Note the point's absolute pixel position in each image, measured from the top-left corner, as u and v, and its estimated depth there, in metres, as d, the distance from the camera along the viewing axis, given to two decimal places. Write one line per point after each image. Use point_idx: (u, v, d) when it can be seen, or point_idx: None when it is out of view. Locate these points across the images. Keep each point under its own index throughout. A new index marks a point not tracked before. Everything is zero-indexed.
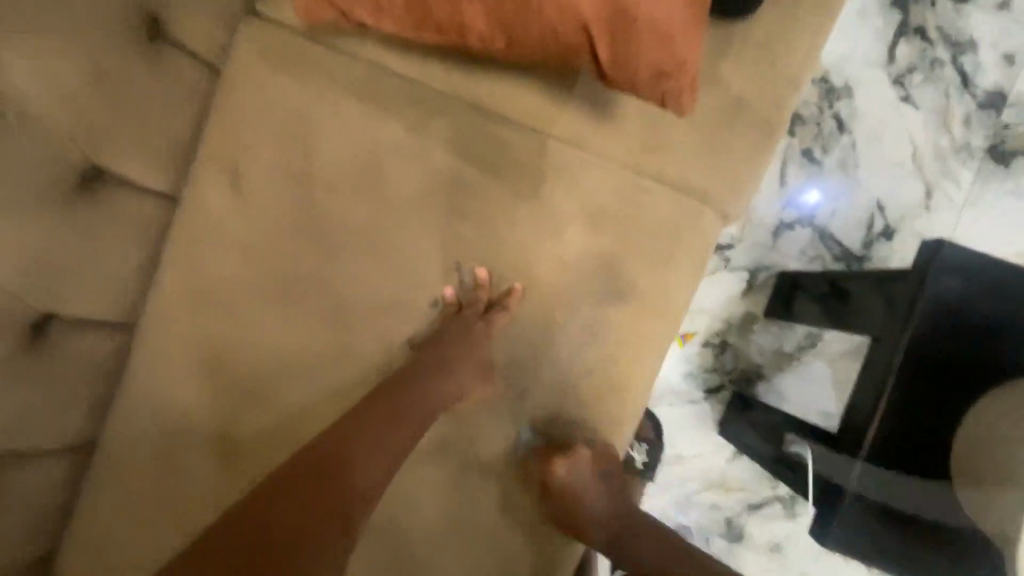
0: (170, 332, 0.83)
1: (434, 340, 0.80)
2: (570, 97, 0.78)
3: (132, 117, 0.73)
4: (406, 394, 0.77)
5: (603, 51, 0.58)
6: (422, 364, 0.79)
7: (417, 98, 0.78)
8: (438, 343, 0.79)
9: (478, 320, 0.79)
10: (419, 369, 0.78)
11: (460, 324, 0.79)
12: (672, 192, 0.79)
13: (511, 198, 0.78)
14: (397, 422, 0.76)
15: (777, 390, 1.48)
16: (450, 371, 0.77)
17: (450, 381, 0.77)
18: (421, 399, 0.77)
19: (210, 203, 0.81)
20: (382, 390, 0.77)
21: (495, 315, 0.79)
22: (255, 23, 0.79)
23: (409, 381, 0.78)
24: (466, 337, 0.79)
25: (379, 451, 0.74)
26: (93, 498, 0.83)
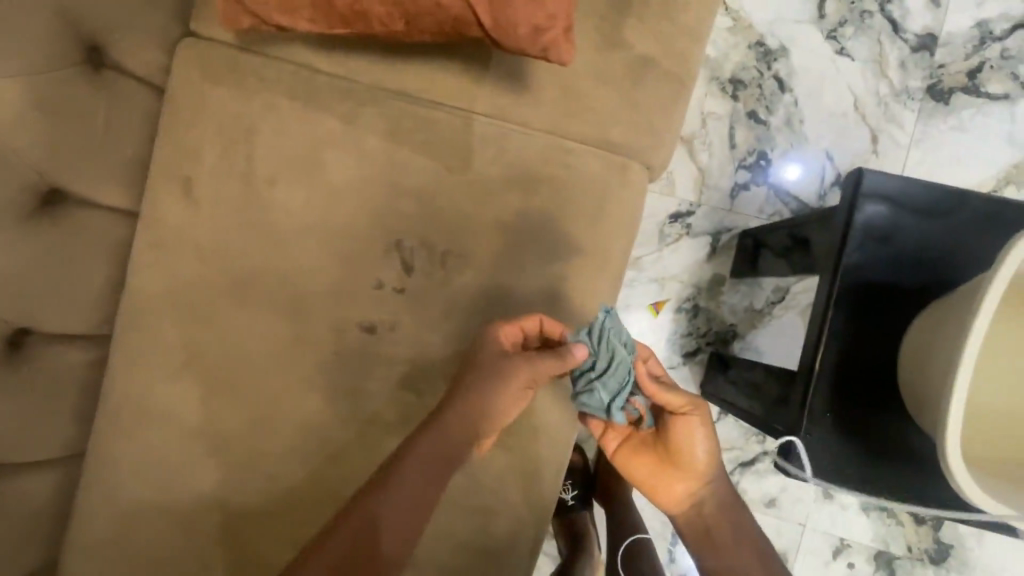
0: (138, 338, 0.87)
1: (484, 376, 0.77)
2: (488, 74, 0.84)
3: (82, 137, 0.78)
4: (462, 430, 0.78)
5: (487, 19, 0.62)
6: (477, 400, 0.77)
7: (346, 92, 0.84)
8: (490, 379, 0.77)
9: (537, 362, 0.77)
10: (472, 409, 0.77)
11: (516, 366, 0.77)
12: (595, 151, 0.84)
13: (444, 173, 0.84)
14: (443, 455, 0.77)
15: (754, 346, 1.51)
16: (502, 403, 0.79)
17: (508, 411, 0.80)
18: (460, 422, 0.77)
19: (164, 210, 0.85)
20: (436, 426, 0.77)
21: (558, 368, 0.75)
22: (188, 40, 0.85)
23: (465, 420, 0.77)
24: (522, 377, 0.77)
25: (420, 482, 0.75)
26: (86, 500, 0.88)
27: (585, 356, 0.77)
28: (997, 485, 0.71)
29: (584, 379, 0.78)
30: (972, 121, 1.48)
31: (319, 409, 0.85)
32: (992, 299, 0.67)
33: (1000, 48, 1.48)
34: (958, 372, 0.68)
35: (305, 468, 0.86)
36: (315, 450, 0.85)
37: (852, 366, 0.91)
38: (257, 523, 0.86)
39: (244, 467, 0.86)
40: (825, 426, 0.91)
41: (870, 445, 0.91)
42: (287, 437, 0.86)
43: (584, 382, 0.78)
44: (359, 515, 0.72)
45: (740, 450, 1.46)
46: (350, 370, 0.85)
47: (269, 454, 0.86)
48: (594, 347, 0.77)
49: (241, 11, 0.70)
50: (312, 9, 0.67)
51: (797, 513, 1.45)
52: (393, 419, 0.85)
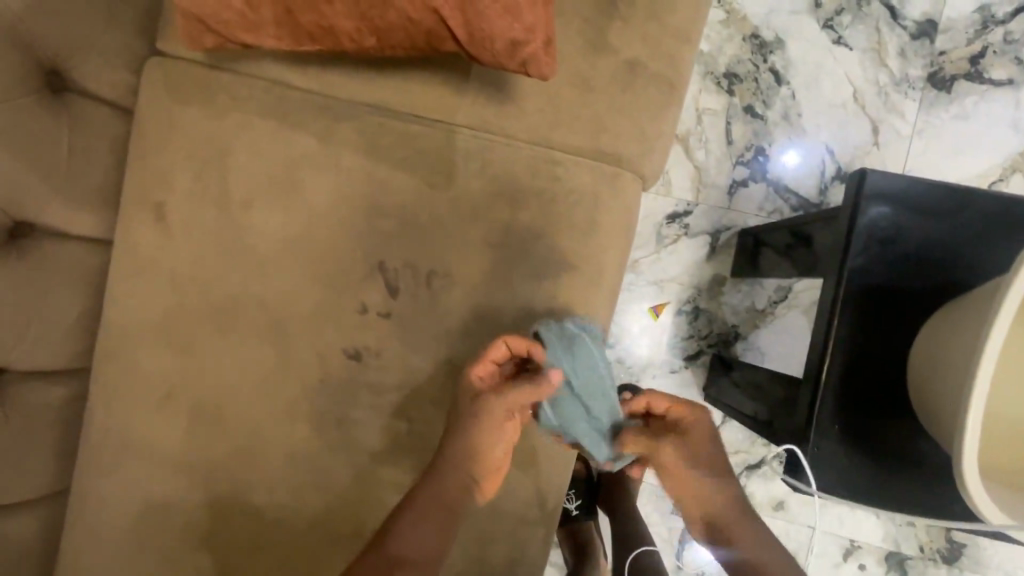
0: (118, 372, 0.84)
1: (468, 422, 0.72)
2: (470, 84, 0.80)
3: (49, 169, 0.74)
4: (463, 476, 0.72)
5: (461, 33, 0.57)
6: (466, 441, 0.72)
7: (322, 107, 0.80)
8: (470, 418, 0.73)
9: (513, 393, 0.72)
10: (465, 451, 0.72)
11: (493, 396, 0.73)
12: (583, 161, 0.81)
13: (427, 190, 0.80)
14: (446, 501, 0.72)
15: (757, 347, 1.48)
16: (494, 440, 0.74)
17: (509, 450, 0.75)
18: (461, 464, 0.72)
19: (138, 238, 0.82)
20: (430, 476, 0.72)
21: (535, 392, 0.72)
22: (156, 59, 0.81)
23: (462, 464, 0.72)
24: (507, 410, 0.73)
25: (426, 529, 0.71)
26: (73, 540, 0.85)
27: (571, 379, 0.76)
28: (1013, 497, 0.68)
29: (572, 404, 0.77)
30: (975, 108, 1.44)
31: (307, 439, 0.82)
32: (1009, 306, 0.63)
33: (1002, 32, 1.43)
34: (973, 383, 0.65)
35: (295, 501, 0.83)
36: (305, 482, 0.82)
37: (860, 373, 0.88)
38: (249, 558, 0.83)
39: (233, 501, 0.83)
40: (834, 438, 0.88)
41: (881, 456, 0.88)
42: (275, 469, 0.83)
43: (570, 410, 0.76)
44: (372, 557, 0.68)
45: (746, 453, 1.43)
46: (338, 398, 0.81)
47: (259, 487, 0.83)
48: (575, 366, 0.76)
49: (203, 29, 0.66)
50: (278, 25, 0.63)
51: (804, 515, 1.42)
52: (385, 447, 0.82)
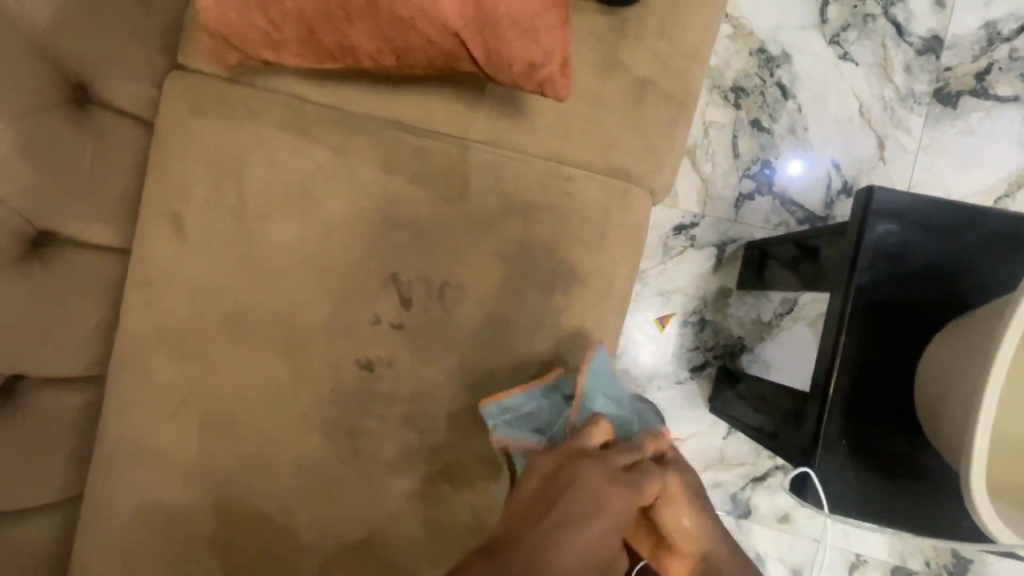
0: (133, 380, 0.85)
1: (562, 527, 0.55)
2: (484, 100, 0.81)
3: (72, 180, 0.76)
4: None
5: (480, 55, 0.59)
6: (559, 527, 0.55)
7: (338, 121, 0.82)
8: (569, 492, 0.58)
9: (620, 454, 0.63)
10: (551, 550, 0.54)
11: (603, 469, 0.60)
12: (594, 176, 0.82)
13: (440, 204, 0.81)
14: None
15: (762, 359, 1.48)
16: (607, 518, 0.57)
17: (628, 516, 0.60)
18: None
19: (156, 247, 0.83)
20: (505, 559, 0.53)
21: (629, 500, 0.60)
22: (177, 73, 0.83)
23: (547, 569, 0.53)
24: (618, 476, 0.61)
25: None
26: (86, 545, 0.86)
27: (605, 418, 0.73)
28: (1020, 513, 0.68)
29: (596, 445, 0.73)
30: (981, 124, 1.45)
31: (318, 449, 0.83)
32: (1017, 326, 0.63)
33: (1007, 49, 1.44)
34: (982, 398, 0.65)
35: (306, 509, 0.83)
36: (316, 491, 0.83)
37: (867, 389, 0.89)
38: (259, 566, 0.84)
39: (244, 510, 0.84)
40: (842, 453, 0.88)
41: (888, 471, 0.88)
42: (286, 478, 0.83)
43: None
44: None
45: (751, 465, 1.44)
46: (349, 408, 0.82)
47: (269, 496, 0.84)
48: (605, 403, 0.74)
49: (227, 47, 0.67)
50: (301, 44, 0.65)
51: (809, 527, 1.42)
52: (394, 457, 0.82)
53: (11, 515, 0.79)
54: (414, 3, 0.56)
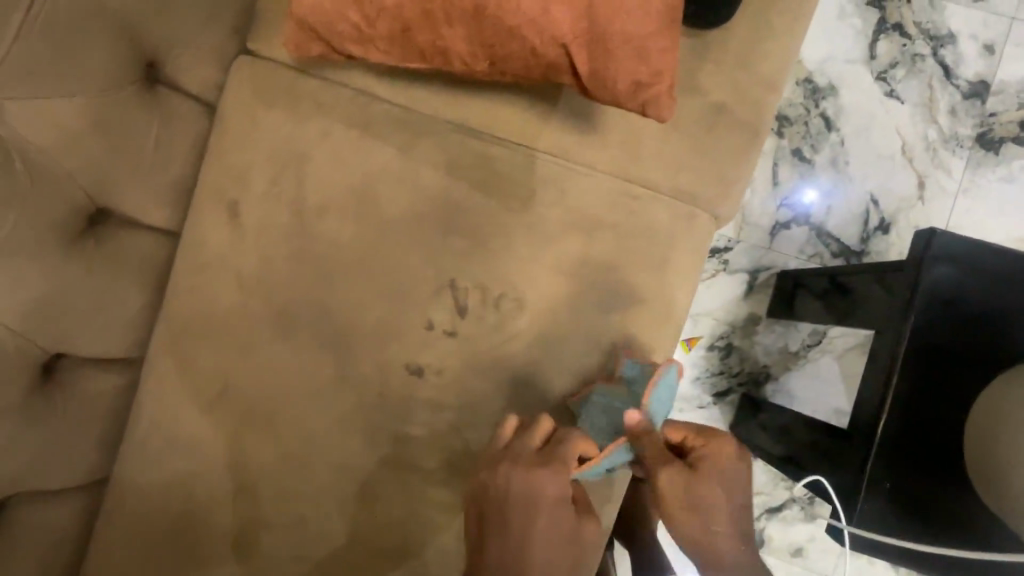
0: (173, 367, 0.83)
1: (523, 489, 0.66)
2: (557, 111, 0.80)
3: (133, 159, 0.74)
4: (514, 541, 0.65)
5: (583, 67, 0.57)
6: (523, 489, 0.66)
7: (408, 120, 0.81)
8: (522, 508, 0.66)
9: (565, 448, 0.69)
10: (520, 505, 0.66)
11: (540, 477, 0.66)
12: (662, 197, 0.80)
13: (503, 213, 0.80)
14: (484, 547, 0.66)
15: (786, 390, 1.47)
16: (569, 514, 0.67)
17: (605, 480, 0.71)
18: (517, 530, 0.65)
19: (210, 233, 0.82)
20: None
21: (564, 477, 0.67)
22: (247, 59, 0.82)
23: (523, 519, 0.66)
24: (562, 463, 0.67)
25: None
26: (107, 534, 0.83)
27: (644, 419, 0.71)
28: None
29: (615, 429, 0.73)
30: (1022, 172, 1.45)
31: (358, 452, 0.81)
32: None
33: None
34: None
35: (340, 511, 0.81)
36: (352, 494, 0.81)
37: (914, 431, 0.88)
38: (286, 568, 0.82)
39: (275, 508, 0.82)
40: (887, 494, 0.88)
41: (931, 516, 0.88)
42: (322, 479, 0.82)
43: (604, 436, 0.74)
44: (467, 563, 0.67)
45: (768, 496, 1.41)
46: (394, 413, 0.81)
47: (304, 497, 0.82)
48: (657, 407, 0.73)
49: (313, 37, 0.66)
50: (391, 41, 0.63)
51: (822, 562, 1.41)
52: (435, 468, 0.80)
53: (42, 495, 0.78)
54: (524, 11, 0.55)
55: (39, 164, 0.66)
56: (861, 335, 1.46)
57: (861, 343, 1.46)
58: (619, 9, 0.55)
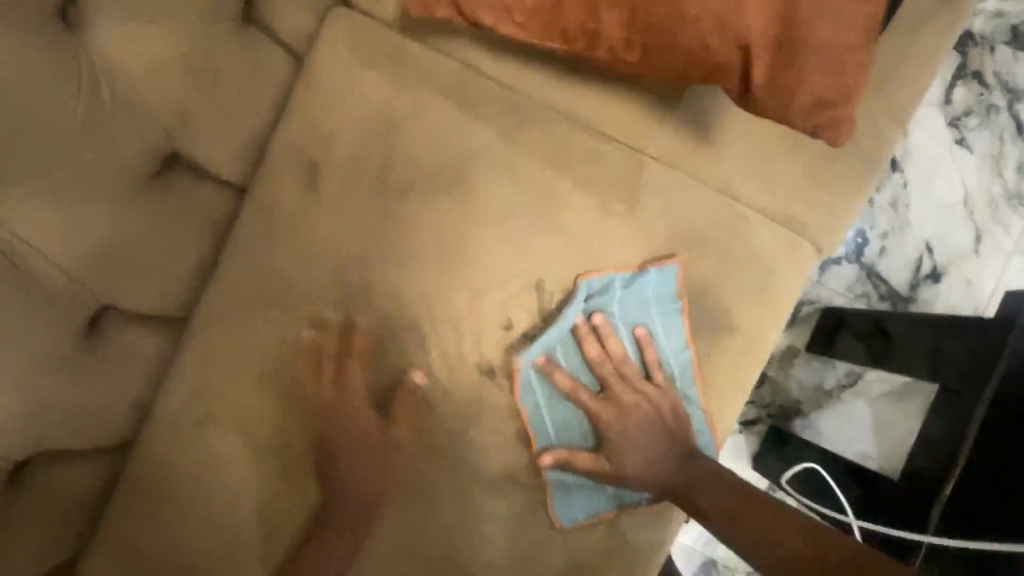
0: (223, 333, 0.76)
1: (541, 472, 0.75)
2: (673, 115, 0.75)
3: (216, 103, 0.68)
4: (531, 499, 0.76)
5: (760, 71, 0.51)
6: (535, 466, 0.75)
7: (512, 103, 0.75)
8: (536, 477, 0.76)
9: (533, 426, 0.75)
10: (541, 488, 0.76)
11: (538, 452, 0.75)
12: (769, 221, 0.76)
13: (601, 216, 0.75)
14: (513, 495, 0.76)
15: (814, 427, 1.31)
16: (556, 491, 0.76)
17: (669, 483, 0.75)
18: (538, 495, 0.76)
19: (281, 194, 0.75)
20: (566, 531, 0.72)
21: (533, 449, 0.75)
22: (345, 11, 0.75)
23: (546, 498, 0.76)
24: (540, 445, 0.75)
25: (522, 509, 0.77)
26: (128, 503, 0.76)
27: (668, 377, 0.76)
28: None
29: (557, 399, 0.75)
30: None
31: (415, 452, 0.76)
32: None
33: None
34: None
35: (384, 508, 0.76)
36: (400, 492, 0.76)
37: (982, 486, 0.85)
38: None
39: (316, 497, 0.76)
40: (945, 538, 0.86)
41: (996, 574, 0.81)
42: (370, 472, 0.76)
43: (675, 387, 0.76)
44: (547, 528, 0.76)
45: None
46: (457, 413, 0.75)
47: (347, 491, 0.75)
48: (674, 351, 0.76)
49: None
50: (534, 15, 0.57)
51: None
52: (496, 477, 0.76)
53: (63, 459, 0.70)
54: (711, 3, 0.50)
55: (127, 100, 0.60)
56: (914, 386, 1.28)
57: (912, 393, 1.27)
58: (817, 17, 0.50)
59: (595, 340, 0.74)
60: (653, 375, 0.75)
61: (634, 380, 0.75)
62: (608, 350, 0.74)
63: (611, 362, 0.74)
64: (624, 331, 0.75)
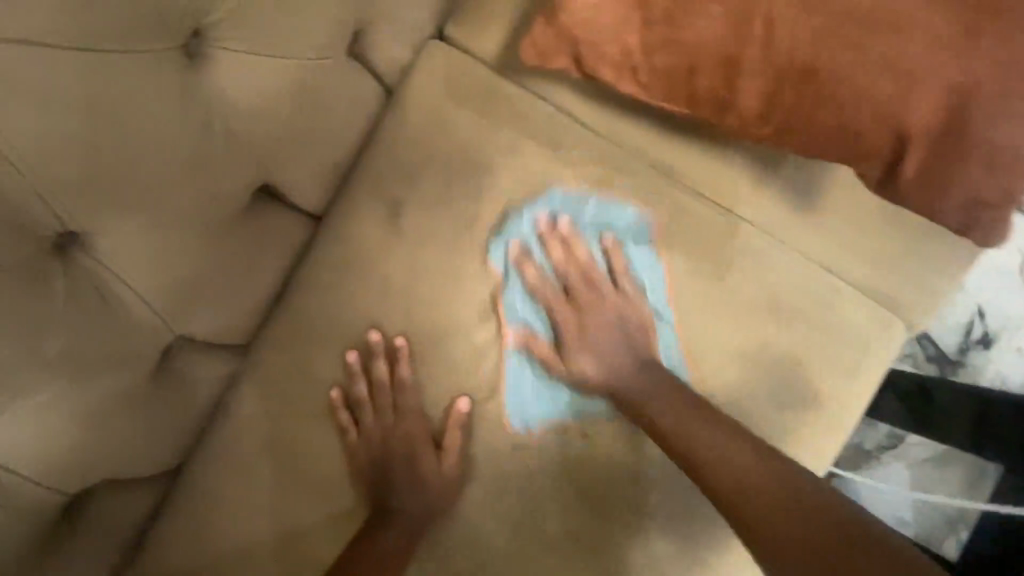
0: (286, 366, 0.72)
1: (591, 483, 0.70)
2: (773, 179, 0.72)
3: (311, 131, 0.65)
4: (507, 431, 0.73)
5: (913, 164, 0.51)
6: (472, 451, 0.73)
7: (607, 153, 0.72)
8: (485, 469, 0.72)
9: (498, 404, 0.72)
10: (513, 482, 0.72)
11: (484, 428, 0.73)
12: (862, 296, 0.73)
13: (691, 277, 0.72)
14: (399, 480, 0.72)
15: (856, 491, 1.10)
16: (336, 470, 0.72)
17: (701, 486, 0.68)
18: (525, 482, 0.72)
19: (362, 227, 0.72)
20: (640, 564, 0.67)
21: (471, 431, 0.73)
22: (442, 47, 0.73)
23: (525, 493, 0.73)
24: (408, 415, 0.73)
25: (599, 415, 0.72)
26: (167, 546, 0.70)
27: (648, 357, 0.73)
28: None
29: (523, 362, 0.72)
30: None
31: (480, 514, 0.71)
32: None
33: None
34: None
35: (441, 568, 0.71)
36: (459, 552, 0.71)
37: None
38: None
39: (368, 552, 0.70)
40: None
41: None
42: (429, 526, 0.71)
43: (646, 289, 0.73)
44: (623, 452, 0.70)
45: None
46: (526, 472, 0.71)
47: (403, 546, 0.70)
48: (648, 286, 0.73)
49: (565, 50, 0.56)
50: (668, 77, 0.55)
51: None
52: (566, 548, 0.70)
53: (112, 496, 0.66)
54: (877, 91, 0.49)
55: (235, 133, 0.57)
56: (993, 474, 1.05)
57: (975, 472, 1.06)
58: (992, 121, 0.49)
59: (560, 244, 0.72)
60: (619, 282, 0.73)
61: (604, 288, 0.73)
62: (583, 324, 0.73)
63: (576, 270, 0.73)
64: (590, 239, 0.73)
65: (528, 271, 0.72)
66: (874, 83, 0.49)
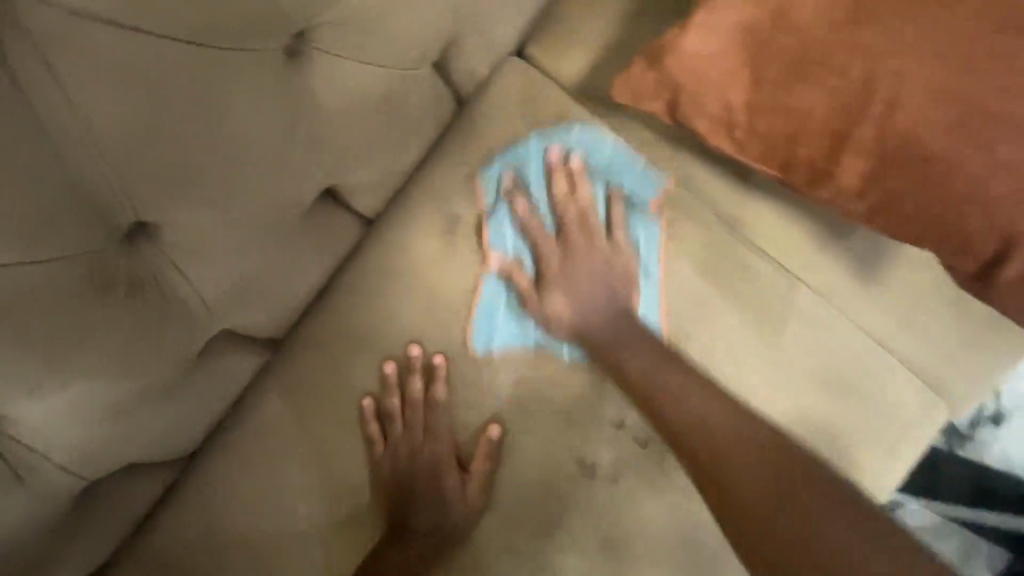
0: (322, 369, 0.70)
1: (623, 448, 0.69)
2: (838, 247, 0.71)
3: (387, 135, 0.63)
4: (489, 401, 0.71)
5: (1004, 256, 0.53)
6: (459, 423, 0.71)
7: (676, 196, 0.71)
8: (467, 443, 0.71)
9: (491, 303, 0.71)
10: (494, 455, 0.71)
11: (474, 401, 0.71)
12: (913, 376, 0.72)
13: (747, 334, 0.70)
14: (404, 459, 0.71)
15: None
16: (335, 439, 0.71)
17: (694, 415, 0.66)
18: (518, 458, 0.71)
19: (417, 236, 0.70)
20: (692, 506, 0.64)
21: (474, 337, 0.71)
22: (525, 67, 0.72)
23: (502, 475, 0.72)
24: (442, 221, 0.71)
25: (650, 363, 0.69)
26: (169, 540, 0.67)
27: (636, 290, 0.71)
28: None
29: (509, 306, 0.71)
30: None
31: (501, 545, 0.69)
32: None
33: None
34: None
35: None
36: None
37: None
38: None
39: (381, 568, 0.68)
40: None
41: None
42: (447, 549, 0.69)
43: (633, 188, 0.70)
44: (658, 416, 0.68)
45: None
46: (553, 506, 0.69)
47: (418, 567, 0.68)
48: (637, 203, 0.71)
49: (663, 97, 0.58)
50: (768, 140, 0.56)
51: None
52: None
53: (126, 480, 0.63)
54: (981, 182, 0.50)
55: (320, 132, 0.56)
56: (997, 554, 1.02)
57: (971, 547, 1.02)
58: None
59: (566, 179, 0.69)
60: (614, 210, 0.70)
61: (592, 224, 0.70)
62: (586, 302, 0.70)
63: (576, 210, 0.70)
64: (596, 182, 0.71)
65: (518, 204, 0.69)
66: (987, 179, 0.50)
